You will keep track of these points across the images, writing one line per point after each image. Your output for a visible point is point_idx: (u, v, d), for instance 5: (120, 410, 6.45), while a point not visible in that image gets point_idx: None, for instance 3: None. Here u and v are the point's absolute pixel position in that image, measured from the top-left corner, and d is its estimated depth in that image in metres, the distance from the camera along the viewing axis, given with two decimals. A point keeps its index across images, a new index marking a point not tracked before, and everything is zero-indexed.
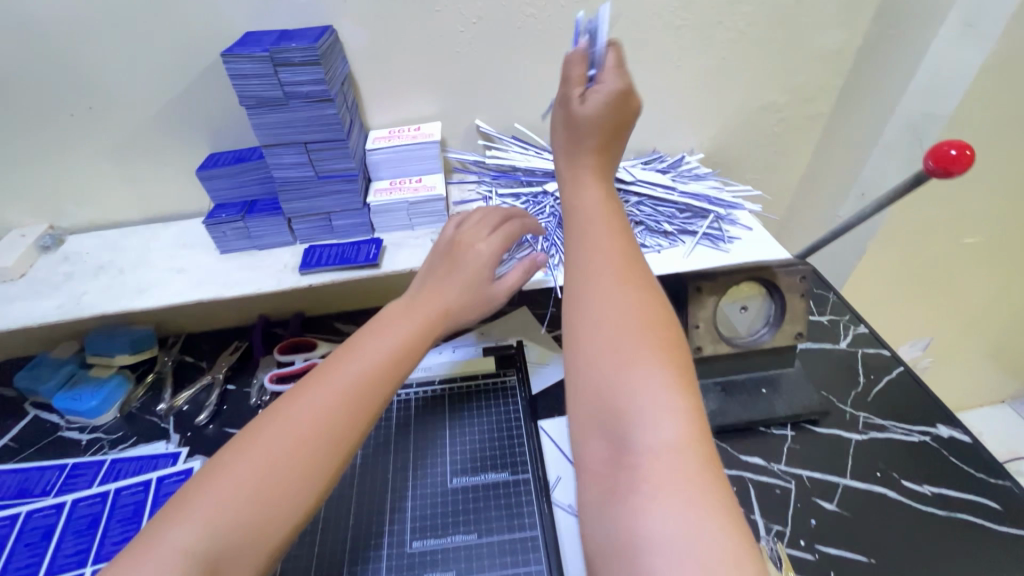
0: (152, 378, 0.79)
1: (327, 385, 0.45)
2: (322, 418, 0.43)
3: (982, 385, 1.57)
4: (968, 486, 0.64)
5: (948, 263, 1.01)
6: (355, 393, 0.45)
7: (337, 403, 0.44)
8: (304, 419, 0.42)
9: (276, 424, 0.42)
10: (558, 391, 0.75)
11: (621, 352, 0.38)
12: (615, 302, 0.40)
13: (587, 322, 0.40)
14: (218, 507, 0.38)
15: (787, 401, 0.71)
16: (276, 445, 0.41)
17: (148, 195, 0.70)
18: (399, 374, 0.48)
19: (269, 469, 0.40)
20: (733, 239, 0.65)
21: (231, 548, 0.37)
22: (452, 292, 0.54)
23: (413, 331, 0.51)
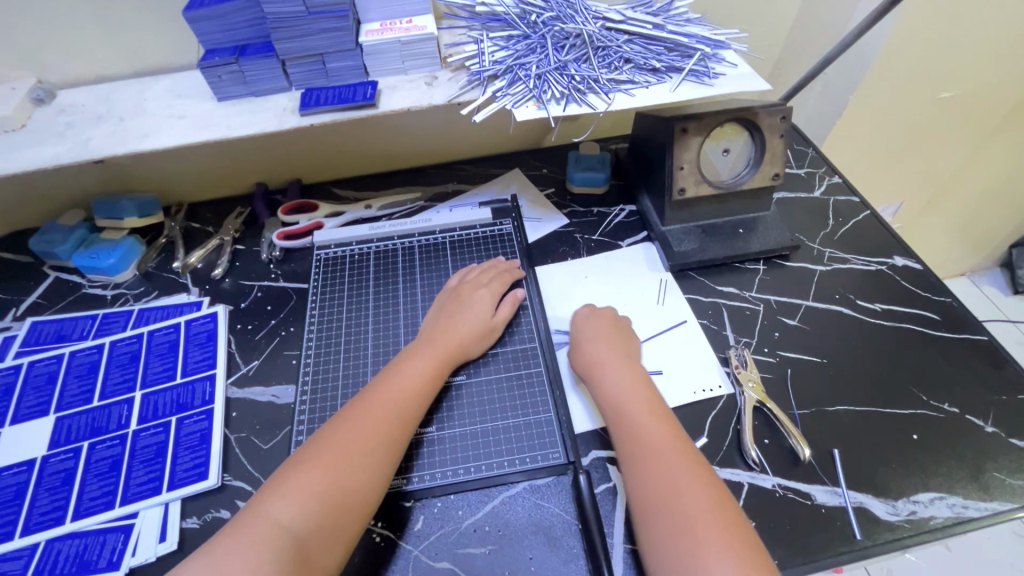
0: (163, 241, 0.82)
1: (374, 400, 0.55)
2: (377, 424, 0.53)
3: (947, 255, 1.67)
4: (915, 303, 0.72)
5: (924, 122, 1.05)
6: (391, 420, 0.54)
7: (381, 429, 0.53)
8: (365, 425, 0.52)
9: (346, 429, 0.52)
10: (550, 240, 0.81)
11: (647, 440, 0.52)
12: (630, 389, 0.58)
13: (619, 429, 0.55)
14: (305, 494, 0.47)
15: (762, 239, 0.77)
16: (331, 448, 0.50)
17: (134, 46, 0.69)
18: (418, 407, 0.57)
19: (339, 466, 0.49)
20: (720, 75, 0.66)
21: (331, 513, 0.47)
22: (455, 337, 0.63)
23: (431, 363, 0.60)
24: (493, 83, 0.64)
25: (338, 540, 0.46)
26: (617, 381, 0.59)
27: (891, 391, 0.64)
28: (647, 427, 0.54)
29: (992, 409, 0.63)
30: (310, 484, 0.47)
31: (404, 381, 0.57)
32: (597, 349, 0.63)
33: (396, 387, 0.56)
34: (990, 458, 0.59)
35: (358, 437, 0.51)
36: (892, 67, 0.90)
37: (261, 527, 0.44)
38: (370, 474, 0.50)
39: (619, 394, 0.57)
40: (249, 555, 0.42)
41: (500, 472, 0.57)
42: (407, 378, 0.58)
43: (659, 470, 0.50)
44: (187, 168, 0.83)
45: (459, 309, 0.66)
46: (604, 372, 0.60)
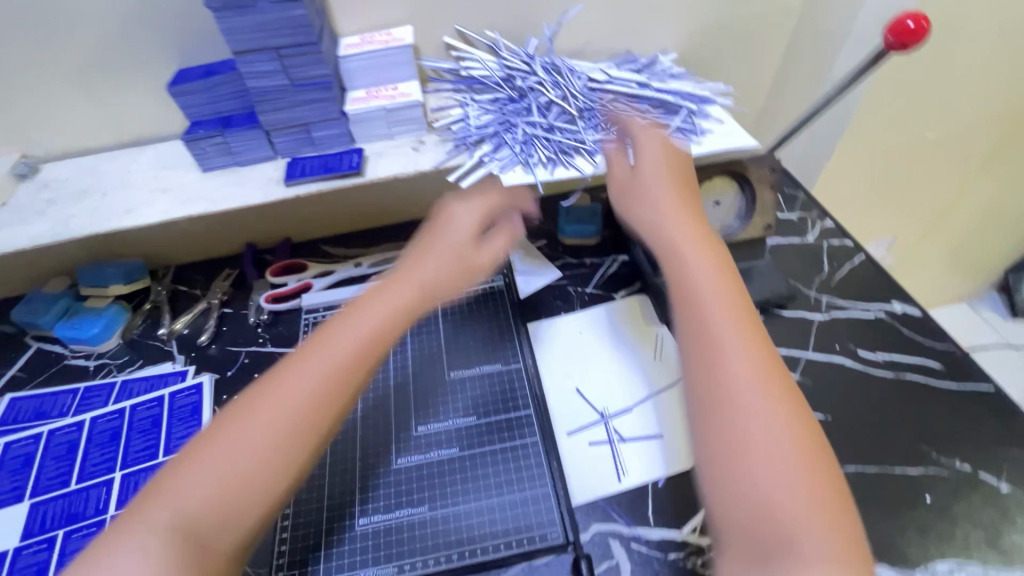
0: (148, 306, 0.80)
1: (295, 376, 0.48)
2: (291, 399, 0.46)
3: (944, 283, 1.67)
4: (916, 351, 0.71)
5: (911, 160, 1.06)
6: (322, 397, 0.48)
7: (296, 407, 0.46)
8: (282, 412, 0.46)
9: (252, 406, 0.46)
10: (543, 295, 0.80)
11: (745, 415, 0.44)
12: (740, 350, 0.47)
13: (739, 379, 0.46)
14: (190, 490, 0.42)
15: (758, 289, 0.76)
16: (252, 420, 0.46)
17: (120, 119, 0.69)
18: (360, 365, 0.50)
19: (240, 453, 0.44)
20: (707, 131, 0.66)
21: (225, 503, 0.42)
22: (421, 273, 0.58)
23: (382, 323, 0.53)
24: (479, 147, 0.64)
25: (235, 525, 0.42)
26: (728, 335, 0.48)
27: (899, 449, 0.62)
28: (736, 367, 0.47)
29: (1005, 465, 0.60)
30: (200, 479, 0.42)
31: (336, 347, 0.50)
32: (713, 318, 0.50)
33: (325, 353, 0.50)
34: (1007, 521, 0.57)
35: (273, 425, 0.45)
36: (876, 110, 0.90)
37: (147, 523, 0.41)
38: (279, 449, 0.45)
39: (716, 335, 0.49)
40: (130, 565, 0.39)
41: (492, 555, 0.54)
42: (345, 341, 0.51)
43: (744, 446, 0.43)
44: (174, 232, 0.82)
45: (431, 245, 0.60)
46: (713, 317, 0.50)
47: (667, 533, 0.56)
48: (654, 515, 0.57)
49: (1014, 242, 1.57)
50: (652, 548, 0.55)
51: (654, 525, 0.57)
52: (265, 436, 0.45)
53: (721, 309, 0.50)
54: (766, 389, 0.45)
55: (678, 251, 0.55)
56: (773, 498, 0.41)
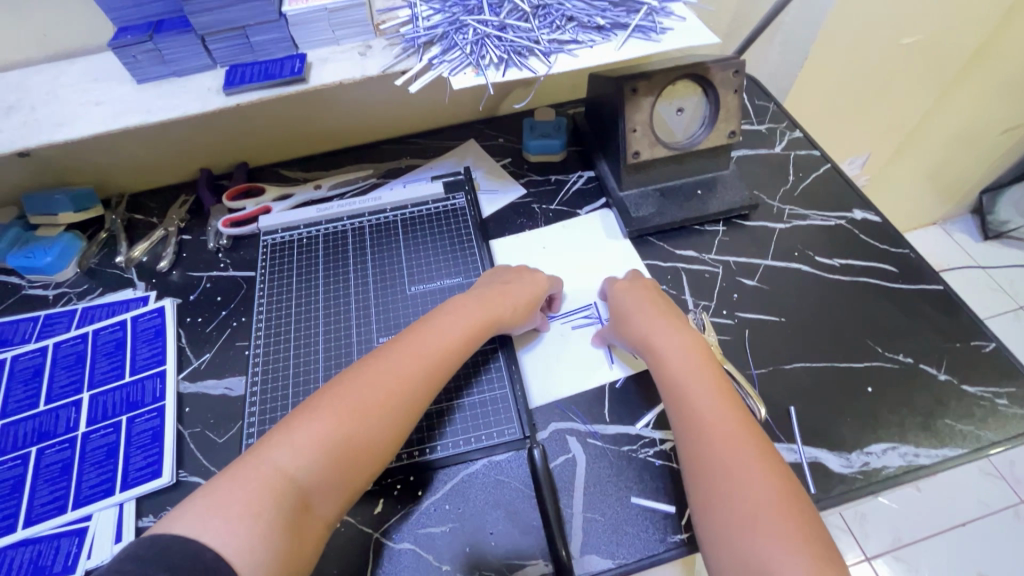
0: (105, 235, 0.79)
1: (415, 359, 0.53)
2: (410, 379, 0.52)
3: (918, 204, 1.68)
4: (873, 256, 0.72)
5: (888, 70, 1.03)
6: (425, 373, 0.53)
7: (408, 387, 0.51)
8: (395, 379, 0.51)
9: (372, 378, 0.50)
10: (507, 212, 0.79)
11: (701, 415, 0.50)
12: (686, 371, 0.54)
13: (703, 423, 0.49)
14: (316, 448, 0.45)
15: (721, 199, 0.75)
16: (362, 386, 0.50)
17: (44, 28, 0.64)
18: (450, 366, 0.55)
19: (358, 420, 0.48)
20: (669, 28, 0.63)
21: (333, 472, 0.46)
22: (505, 309, 0.60)
23: (471, 326, 0.58)
24: (429, 50, 0.61)
25: (339, 497, 0.46)
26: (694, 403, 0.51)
27: (846, 346, 0.65)
28: (687, 382, 0.53)
29: (945, 358, 0.63)
30: (322, 439, 0.46)
31: (446, 337, 0.56)
32: (665, 358, 0.56)
33: (438, 338, 0.56)
34: (942, 406, 0.60)
35: (384, 390, 0.50)
36: (851, 13, 0.87)
37: (261, 470, 0.44)
38: (386, 435, 0.49)
39: (670, 367, 0.55)
40: (242, 503, 0.41)
41: (452, 450, 0.57)
42: (452, 332, 0.57)
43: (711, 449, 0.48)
44: (122, 156, 0.79)
45: (517, 285, 0.63)
46: (664, 355, 0.56)
47: (622, 429, 0.59)
48: (610, 413, 0.60)
49: (989, 160, 1.57)
50: (607, 442, 0.58)
51: (609, 423, 0.59)
52: (377, 403, 0.49)
53: (706, 395, 0.51)
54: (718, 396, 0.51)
55: (649, 339, 0.58)
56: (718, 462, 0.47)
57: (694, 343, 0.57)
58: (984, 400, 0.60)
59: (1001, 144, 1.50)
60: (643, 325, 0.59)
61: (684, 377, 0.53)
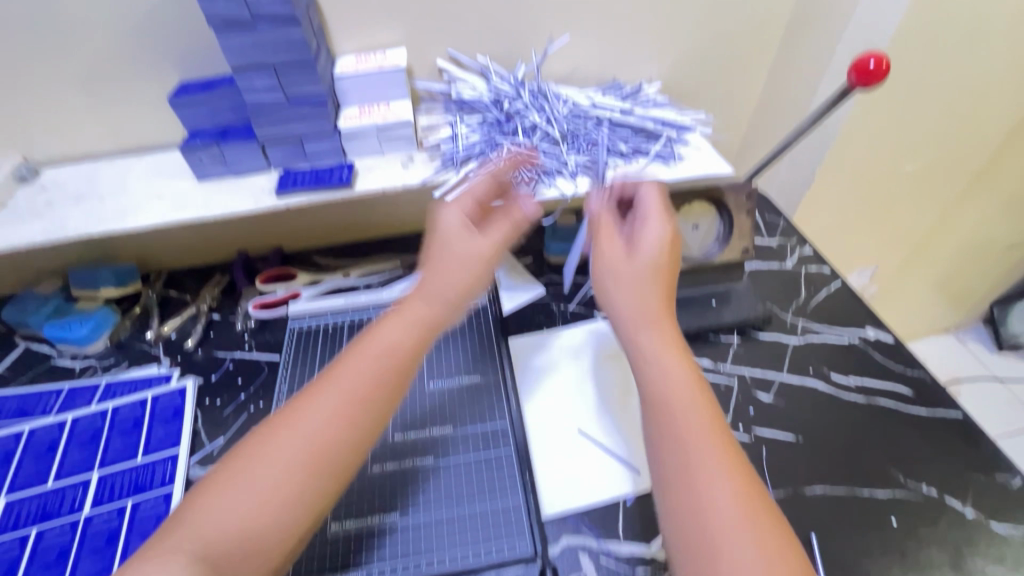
0: (138, 310, 0.82)
1: (316, 408, 0.47)
2: (316, 433, 0.46)
3: (928, 313, 1.70)
4: (888, 377, 0.72)
5: (892, 192, 1.09)
6: (337, 415, 0.47)
7: (317, 434, 0.46)
8: (292, 433, 0.46)
9: (275, 431, 0.46)
10: (527, 309, 0.81)
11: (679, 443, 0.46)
12: (691, 426, 0.47)
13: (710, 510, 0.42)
14: (210, 521, 0.41)
15: (735, 311, 0.78)
16: (264, 447, 0.45)
17: (121, 127, 0.71)
18: (368, 403, 0.48)
19: (252, 484, 0.43)
20: (685, 156, 0.69)
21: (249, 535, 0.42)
22: (430, 302, 0.54)
23: (393, 342, 0.52)
24: (466, 165, 0.67)
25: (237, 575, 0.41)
26: (700, 478, 0.44)
27: (866, 472, 0.63)
28: (665, 388, 0.49)
29: (970, 491, 0.62)
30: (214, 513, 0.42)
31: (360, 372, 0.49)
32: (670, 416, 0.48)
33: (352, 376, 0.49)
34: (970, 545, 0.58)
35: (283, 446, 0.45)
36: (853, 144, 0.94)
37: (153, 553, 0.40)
38: (299, 486, 0.44)
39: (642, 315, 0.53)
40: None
41: (462, 564, 0.54)
42: (364, 366, 0.50)
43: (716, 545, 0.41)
44: (168, 238, 0.84)
45: (445, 245, 0.55)
46: (669, 411, 0.48)
47: (637, 548, 0.57)
48: (624, 530, 0.58)
49: (996, 275, 1.60)
50: (620, 562, 0.56)
51: (624, 540, 0.57)
52: (276, 463, 0.44)
53: (715, 468, 0.44)
54: (680, 363, 0.51)
55: (643, 358, 0.52)
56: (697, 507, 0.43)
57: (697, 383, 0.50)
58: (1014, 541, 0.58)
59: (1005, 260, 1.54)
60: (641, 338, 0.52)
61: (691, 436, 0.46)
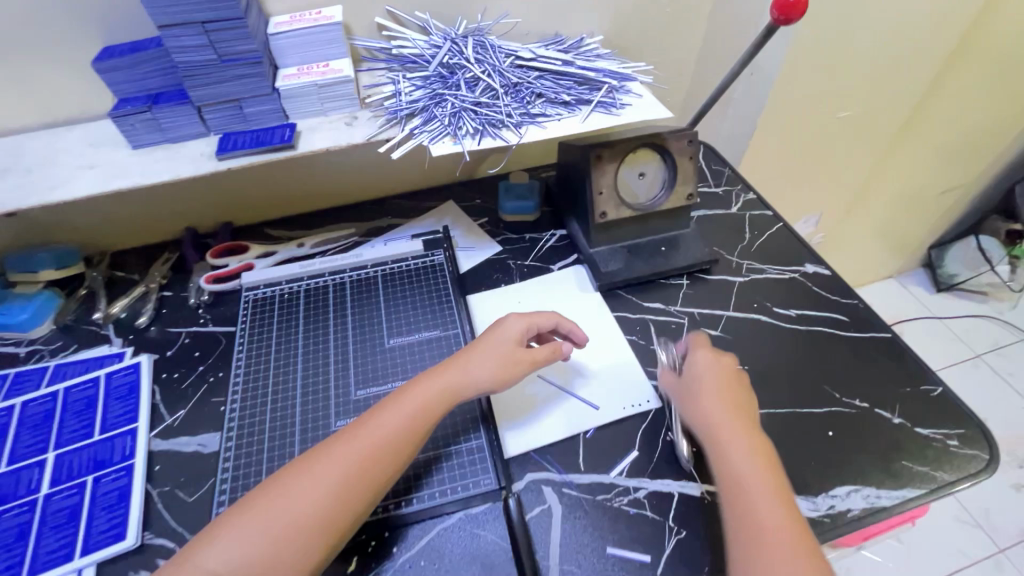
0: (84, 292, 0.79)
1: (353, 453, 0.51)
2: (351, 483, 0.50)
3: (873, 259, 1.79)
4: (826, 307, 0.77)
5: (830, 139, 1.14)
6: (370, 466, 0.51)
7: (354, 480, 0.50)
8: (328, 469, 0.50)
9: (315, 468, 0.50)
10: (484, 267, 0.83)
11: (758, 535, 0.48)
12: (761, 483, 0.51)
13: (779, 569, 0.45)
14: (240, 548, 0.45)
15: (683, 255, 0.81)
16: (297, 484, 0.49)
17: (44, 98, 0.68)
18: (393, 460, 0.52)
19: (272, 522, 0.47)
20: (629, 103, 0.71)
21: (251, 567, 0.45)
22: (463, 373, 0.59)
23: (431, 398, 0.56)
24: (411, 121, 0.67)
25: None
26: (758, 522, 0.48)
27: (806, 393, 0.68)
28: (744, 470, 0.53)
29: (898, 402, 0.67)
30: (248, 535, 0.46)
31: (392, 423, 0.54)
32: (741, 472, 0.52)
33: (385, 430, 0.53)
34: (898, 449, 0.63)
35: (311, 487, 0.49)
36: (791, 91, 0.97)
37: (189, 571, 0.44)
38: (316, 531, 0.47)
39: (727, 449, 0.55)
40: None
41: (428, 502, 0.57)
42: (400, 415, 0.55)
43: (773, 563, 0.46)
44: (109, 217, 0.81)
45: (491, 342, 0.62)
46: (743, 468, 0.53)
47: (596, 477, 0.60)
48: (583, 462, 0.61)
49: (932, 218, 1.70)
50: (581, 490, 0.59)
51: (583, 471, 0.60)
52: (300, 504, 0.48)
53: (788, 535, 0.47)
54: (775, 480, 0.52)
55: (715, 440, 0.56)
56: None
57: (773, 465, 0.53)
58: (936, 442, 0.64)
59: (940, 204, 1.63)
60: (717, 423, 0.56)
61: (753, 484, 0.51)
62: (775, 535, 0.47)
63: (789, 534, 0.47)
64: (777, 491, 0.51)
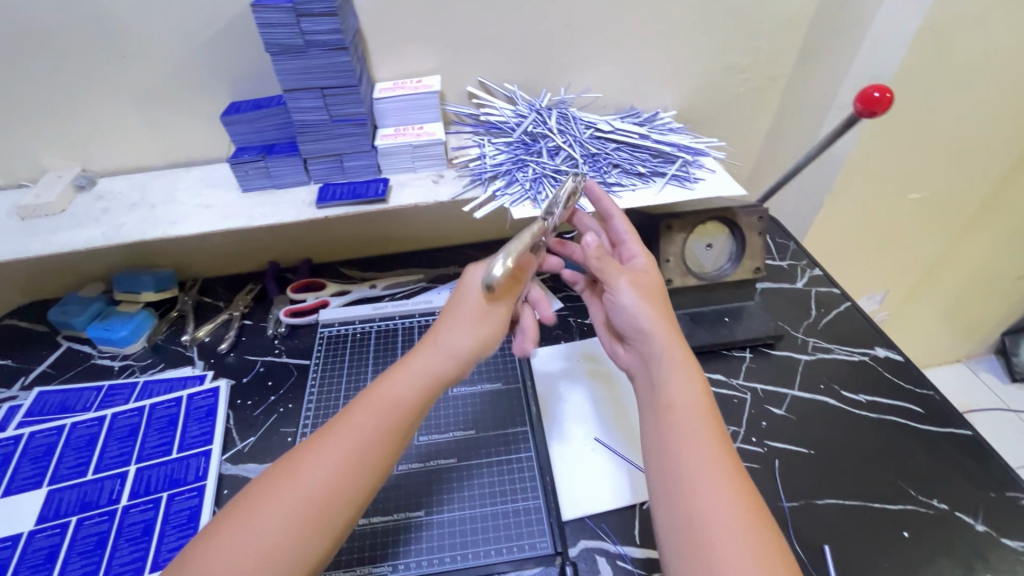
0: (175, 314, 0.86)
1: (333, 447, 0.49)
2: (339, 481, 0.47)
3: (940, 340, 1.70)
4: (898, 395, 0.74)
5: (900, 219, 1.12)
6: (358, 458, 0.49)
7: (337, 472, 0.47)
8: (323, 472, 0.47)
9: (296, 469, 0.47)
10: (545, 322, 0.84)
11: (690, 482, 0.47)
12: (682, 392, 0.53)
13: (699, 488, 0.46)
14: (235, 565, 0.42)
15: (747, 328, 0.80)
16: (282, 487, 0.46)
17: (173, 142, 0.77)
18: (381, 448, 0.50)
19: (263, 525, 0.44)
20: (702, 178, 0.73)
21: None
22: (441, 347, 0.55)
23: (416, 385, 0.54)
24: (493, 183, 0.72)
25: None
26: (676, 439, 0.50)
27: (877, 486, 0.65)
28: (679, 400, 0.53)
29: (982, 508, 0.63)
30: (241, 547, 0.43)
31: (375, 416, 0.51)
32: (669, 388, 0.54)
33: (371, 419, 0.51)
34: (984, 561, 0.58)
35: (302, 490, 0.46)
36: (862, 171, 0.98)
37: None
38: (305, 529, 0.45)
39: (665, 373, 0.55)
40: None
41: (413, 571, 0.56)
42: (376, 409, 0.51)
43: (693, 486, 0.46)
44: (206, 247, 0.89)
45: (464, 309, 0.57)
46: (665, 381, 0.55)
47: (652, 553, 0.58)
48: (639, 536, 0.59)
49: (1007, 304, 1.61)
50: (635, 564, 0.57)
51: (639, 545, 0.58)
52: (289, 506, 0.45)
53: (700, 445, 0.49)
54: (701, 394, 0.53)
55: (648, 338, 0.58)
56: (707, 536, 0.44)
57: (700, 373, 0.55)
58: None
59: (1016, 290, 1.55)
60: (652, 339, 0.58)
61: (670, 386, 0.54)
62: (686, 449, 0.49)
63: (704, 445, 0.49)
64: (700, 407, 0.52)
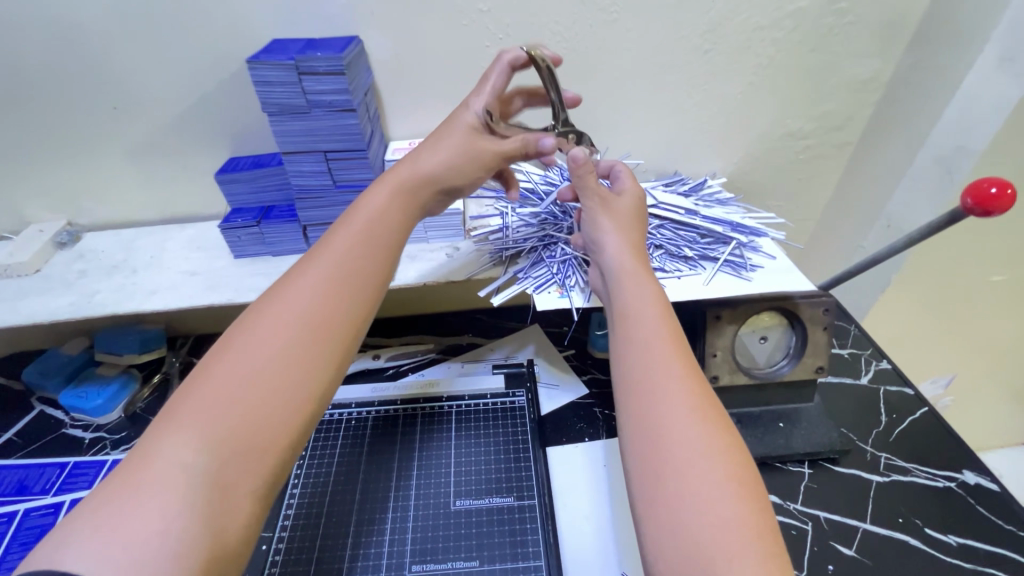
0: (158, 379, 0.78)
1: (310, 274, 0.44)
2: (330, 305, 0.43)
3: (1008, 425, 1.51)
4: (998, 539, 0.60)
5: (976, 301, 0.98)
6: (343, 277, 0.44)
7: (316, 292, 0.43)
8: (310, 289, 0.43)
9: (275, 297, 0.42)
10: (567, 412, 0.73)
11: (654, 384, 0.41)
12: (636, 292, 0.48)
13: (657, 388, 0.41)
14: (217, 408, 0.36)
15: (806, 437, 0.68)
16: (260, 321, 0.41)
17: (166, 197, 0.70)
18: (365, 261, 0.46)
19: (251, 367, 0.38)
20: (760, 266, 0.66)
21: (227, 467, 0.35)
22: (428, 163, 0.52)
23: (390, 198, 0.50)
24: (515, 262, 0.63)
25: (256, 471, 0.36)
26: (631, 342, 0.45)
27: None
28: (633, 302, 0.47)
29: None
30: (229, 384, 0.37)
31: (346, 238, 0.46)
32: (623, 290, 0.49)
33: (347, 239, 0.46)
34: None
35: (274, 320, 0.41)
36: (937, 249, 0.85)
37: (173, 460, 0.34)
38: (294, 354, 0.40)
39: (618, 279, 0.50)
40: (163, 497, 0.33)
41: None
42: (351, 234, 0.47)
43: (652, 381, 0.41)
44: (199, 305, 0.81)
45: (446, 135, 0.54)
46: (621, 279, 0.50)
47: None
48: None
49: None
50: None
51: None
52: (274, 335, 0.40)
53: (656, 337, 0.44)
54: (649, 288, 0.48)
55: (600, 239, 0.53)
56: (662, 436, 0.38)
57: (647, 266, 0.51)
58: None
59: None
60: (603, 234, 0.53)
61: (626, 285, 0.49)
62: (646, 344, 0.44)
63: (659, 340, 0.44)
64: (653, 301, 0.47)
